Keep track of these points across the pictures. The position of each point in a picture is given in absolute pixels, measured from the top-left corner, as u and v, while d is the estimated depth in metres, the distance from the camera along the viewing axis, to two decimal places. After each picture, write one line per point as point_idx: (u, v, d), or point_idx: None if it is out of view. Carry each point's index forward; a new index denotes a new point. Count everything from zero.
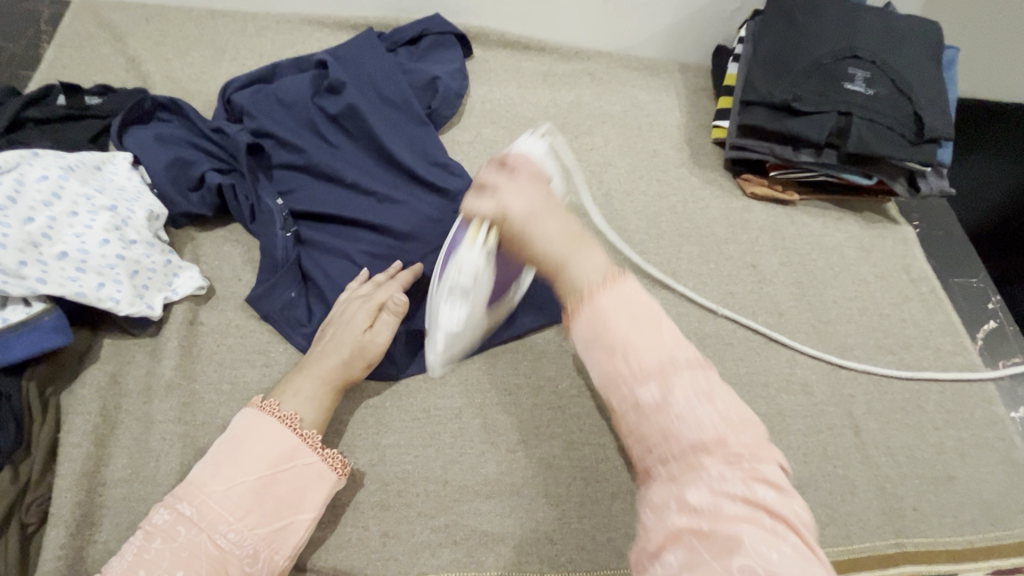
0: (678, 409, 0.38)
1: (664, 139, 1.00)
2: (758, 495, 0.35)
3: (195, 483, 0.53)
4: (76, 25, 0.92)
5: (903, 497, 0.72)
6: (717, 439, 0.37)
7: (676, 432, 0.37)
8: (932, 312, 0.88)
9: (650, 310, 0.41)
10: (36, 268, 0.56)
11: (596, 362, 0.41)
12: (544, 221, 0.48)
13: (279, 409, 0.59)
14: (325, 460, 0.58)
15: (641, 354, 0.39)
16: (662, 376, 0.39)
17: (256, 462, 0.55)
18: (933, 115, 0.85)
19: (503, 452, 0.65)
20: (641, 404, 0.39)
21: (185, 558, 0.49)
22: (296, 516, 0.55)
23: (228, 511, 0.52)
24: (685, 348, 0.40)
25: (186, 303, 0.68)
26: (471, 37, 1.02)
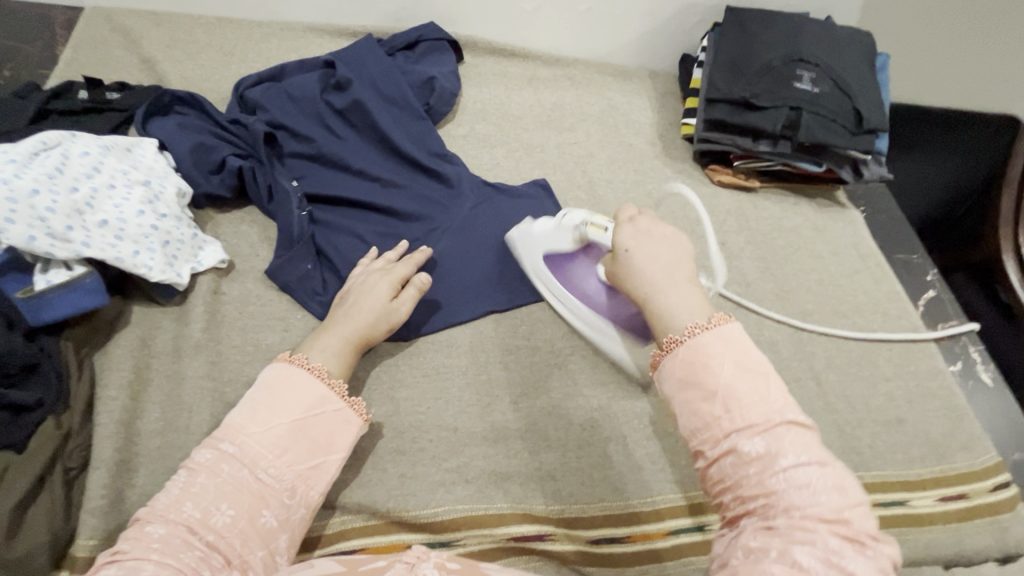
0: (785, 473, 0.43)
1: (639, 135, 1.10)
2: (865, 566, 0.39)
3: (234, 427, 0.58)
4: (90, 29, 0.98)
5: (861, 437, 0.81)
6: (828, 518, 0.41)
7: (785, 500, 0.43)
8: (879, 282, 0.99)
9: (757, 364, 0.49)
10: (81, 233, 0.61)
11: (695, 408, 0.48)
12: (650, 265, 0.57)
13: (308, 362, 0.63)
14: (352, 407, 0.63)
15: (747, 411, 0.46)
16: (766, 431, 0.45)
17: (291, 407, 0.60)
18: (870, 109, 0.98)
19: (507, 402, 0.72)
20: (743, 451, 0.45)
21: (229, 491, 0.54)
22: (328, 457, 0.60)
23: (267, 450, 0.57)
24: (792, 415, 0.46)
25: (209, 275, 0.73)
26: (462, 45, 1.12)
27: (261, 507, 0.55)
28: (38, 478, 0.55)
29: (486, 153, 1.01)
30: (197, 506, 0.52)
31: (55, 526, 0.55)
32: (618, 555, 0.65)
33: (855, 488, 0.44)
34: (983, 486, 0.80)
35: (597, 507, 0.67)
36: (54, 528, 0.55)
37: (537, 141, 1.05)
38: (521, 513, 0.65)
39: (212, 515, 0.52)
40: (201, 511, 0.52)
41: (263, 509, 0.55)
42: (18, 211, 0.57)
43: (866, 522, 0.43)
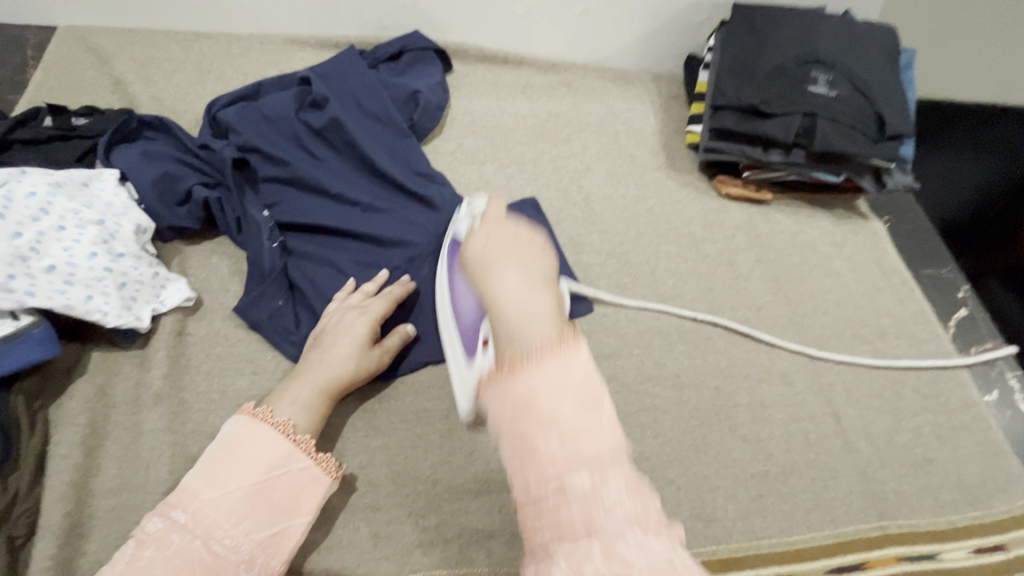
0: (549, 404, 0.41)
1: (641, 144, 1.03)
2: (630, 505, 0.39)
3: (189, 492, 0.53)
4: (62, 50, 0.94)
5: (884, 481, 0.74)
6: (618, 474, 0.39)
7: (606, 536, 0.38)
8: (905, 302, 0.91)
9: (588, 384, 0.42)
10: (24, 281, 0.57)
11: (524, 434, 0.41)
12: (526, 298, 0.47)
13: (273, 416, 0.59)
14: (320, 464, 0.58)
15: (575, 440, 0.40)
16: (593, 464, 0.39)
17: (251, 469, 0.55)
18: (894, 113, 0.89)
19: (492, 449, 0.67)
20: (571, 487, 0.39)
21: (178, 566, 0.50)
22: (292, 522, 0.55)
23: (223, 518, 0.53)
24: (616, 434, 0.41)
25: (174, 315, 0.69)
26: (451, 53, 1.06)
27: None
28: None
29: (476, 169, 0.95)
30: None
31: None
32: None
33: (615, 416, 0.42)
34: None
35: None
36: None
37: (530, 154, 0.98)
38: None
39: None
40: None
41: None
42: None
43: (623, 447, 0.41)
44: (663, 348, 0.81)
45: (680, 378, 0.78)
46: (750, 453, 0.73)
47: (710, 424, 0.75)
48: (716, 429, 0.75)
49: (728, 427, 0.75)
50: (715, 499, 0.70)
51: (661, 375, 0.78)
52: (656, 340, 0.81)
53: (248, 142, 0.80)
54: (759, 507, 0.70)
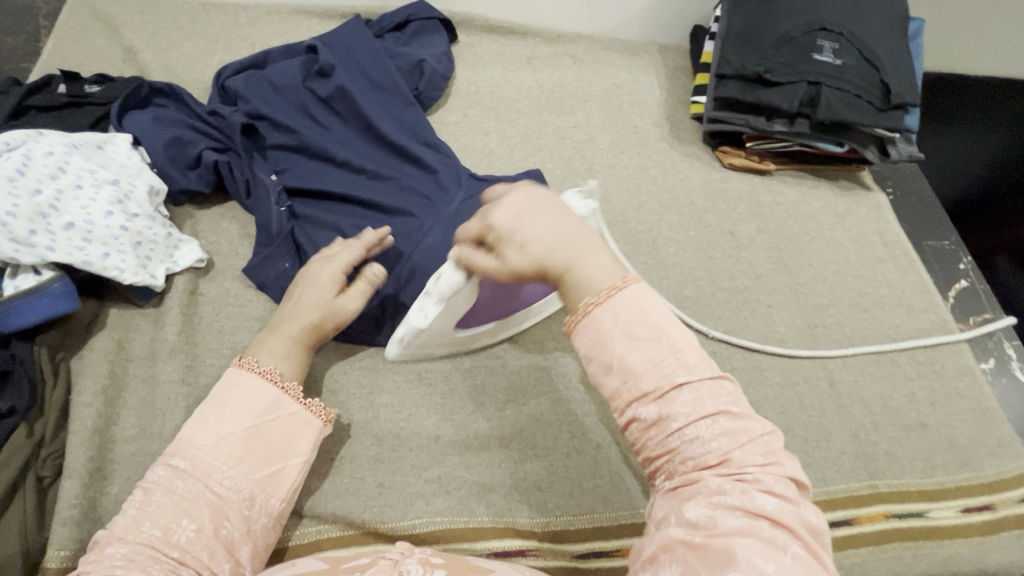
0: (689, 438, 0.44)
1: (645, 115, 1.03)
2: (758, 508, 0.41)
3: (185, 442, 0.55)
4: (72, 18, 0.95)
5: (876, 443, 0.75)
6: (682, 402, 0.44)
7: (679, 453, 0.44)
8: (904, 272, 0.92)
9: (650, 325, 0.46)
10: (46, 237, 0.59)
11: (601, 380, 0.47)
12: (539, 220, 0.50)
13: (256, 364, 0.60)
14: (309, 409, 0.60)
15: (640, 378, 0.45)
16: (659, 394, 0.45)
17: (242, 416, 0.56)
18: (899, 83, 0.89)
19: (492, 408, 0.70)
20: (642, 416, 0.45)
21: (188, 506, 0.52)
22: (286, 461, 0.57)
23: (221, 461, 0.54)
24: (687, 375, 0.45)
25: (187, 275, 0.71)
26: (456, 23, 1.06)
27: (221, 521, 0.52)
28: (9, 488, 0.55)
29: (480, 139, 0.96)
30: (155, 526, 0.50)
31: (28, 535, 0.54)
32: (603, 569, 0.63)
33: (758, 426, 0.45)
34: (1012, 496, 0.74)
35: (584, 520, 0.64)
36: (27, 537, 0.54)
37: (534, 125, 0.99)
38: (503, 525, 0.63)
39: (172, 533, 0.50)
40: (161, 530, 0.50)
41: (226, 520, 0.53)
42: None
43: (779, 458, 0.45)
44: None
45: None
46: None
47: None
48: None
49: None
50: None
51: None
52: None
53: (257, 109, 0.82)
54: None
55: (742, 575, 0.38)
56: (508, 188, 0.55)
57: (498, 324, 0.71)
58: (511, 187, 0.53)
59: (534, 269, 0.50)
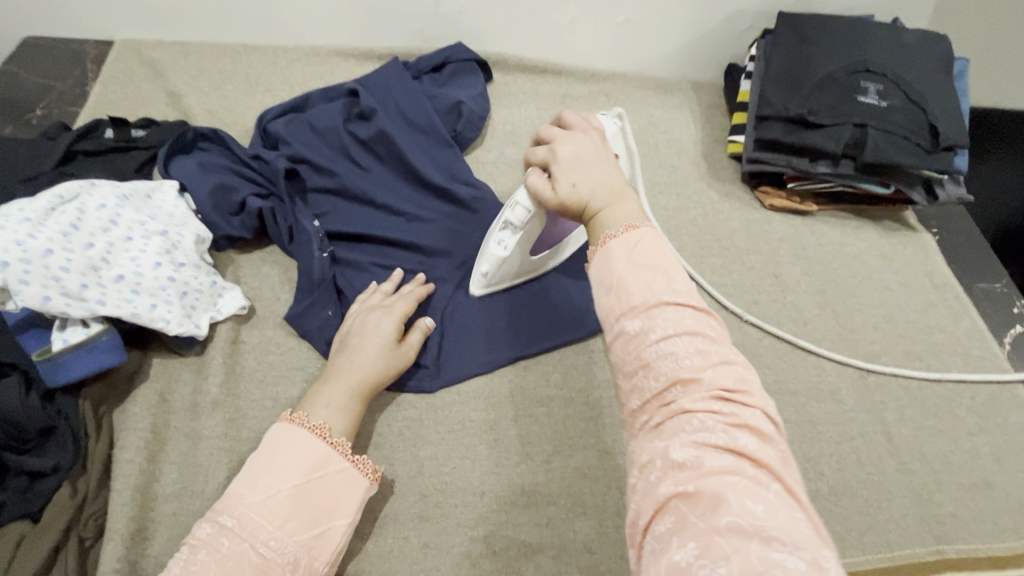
0: (665, 354, 0.43)
1: (682, 154, 1.02)
2: (739, 444, 0.39)
3: (232, 498, 0.54)
4: (118, 63, 0.97)
5: (940, 504, 0.71)
6: (665, 317, 0.44)
7: (656, 370, 0.43)
8: (956, 318, 0.89)
9: (652, 256, 0.48)
10: (96, 290, 0.59)
11: (598, 301, 0.48)
12: (592, 168, 0.57)
13: (304, 419, 0.59)
14: (356, 466, 0.58)
15: (631, 295, 0.46)
16: (644, 311, 0.45)
17: (289, 473, 0.55)
18: (948, 124, 0.87)
19: (538, 462, 0.67)
20: (627, 330, 0.45)
21: (228, 567, 0.50)
22: (332, 523, 0.55)
23: (267, 520, 0.53)
24: (678, 295, 0.46)
25: (229, 323, 0.70)
26: (491, 63, 1.06)
27: None
28: (52, 551, 0.53)
29: (517, 178, 0.95)
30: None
31: None
32: None
33: (733, 356, 0.44)
34: None
35: None
36: None
37: None
38: None
39: None
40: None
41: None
42: (31, 273, 0.55)
43: (754, 392, 0.43)
44: None
45: None
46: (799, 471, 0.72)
47: None
48: None
49: None
50: None
51: None
52: None
53: (298, 153, 0.82)
54: None
55: (735, 521, 0.35)
56: (564, 130, 0.61)
57: (554, 250, 0.78)
58: (563, 138, 0.60)
59: (577, 203, 0.55)
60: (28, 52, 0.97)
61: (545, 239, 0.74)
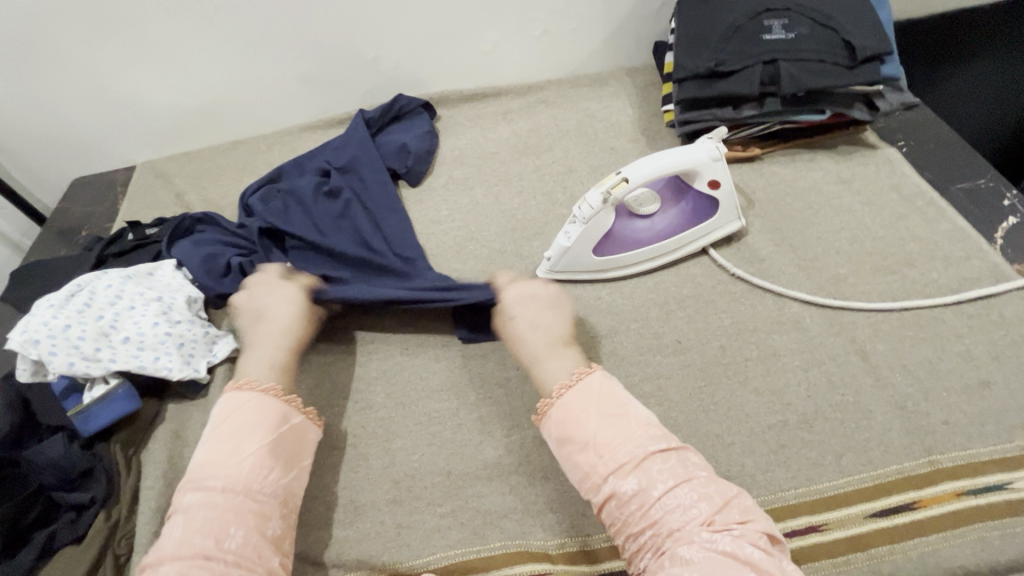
0: (669, 501, 0.51)
1: (621, 136, 1.07)
2: (743, 552, 0.48)
3: (214, 463, 0.58)
4: (139, 181, 1.18)
5: (929, 414, 0.67)
6: (654, 468, 0.53)
7: (662, 516, 0.51)
8: (933, 223, 0.84)
9: (617, 406, 0.58)
10: (108, 351, 0.73)
11: (577, 461, 0.56)
12: None
13: (253, 385, 0.66)
14: (309, 417, 0.68)
15: (613, 451, 0.55)
16: (636, 468, 0.53)
17: (257, 431, 0.61)
18: (864, 37, 0.86)
19: (499, 437, 0.72)
20: (621, 491, 0.53)
21: (232, 516, 0.55)
22: (298, 468, 0.63)
23: (255, 472, 0.59)
24: (656, 445, 0.55)
25: (226, 364, 0.83)
26: (435, 102, 1.18)
27: (266, 522, 0.58)
28: (92, 565, 0.65)
29: (467, 193, 1.04)
30: (207, 535, 0.54)
31: None
32: None
33: (720, 483, 0.54)
34: None
35: (601, 538, 0.63)
36: None
37: (516, 170, 1.06)
38: (517, 549, 0.63)
39: (224, 540, 0.54)
40: (212, 538, 0.54)
41: (267, 521, 0.58)
42: (57, 344, 0.70)
43: (753, 514, 0.52)
44: (661, 317, 0.80)
45: (681, 343, 0.77)
46: (765, 405, 0.70)
47: (720, 382, 0.73)
48: (726, 386, 0.72)
49: (739, 381, 0.72)
50: (730, 457, 0.67)
51: (662, 344, 0.77)
52: (652, 310, 0.81)
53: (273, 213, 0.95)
54: (783, 458, 0.66)
55: None
56: None
57: (619, 259, 0.82)
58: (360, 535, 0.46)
59: None
60: (75, 190, 1.21)
61: (612, 240, 0.81)
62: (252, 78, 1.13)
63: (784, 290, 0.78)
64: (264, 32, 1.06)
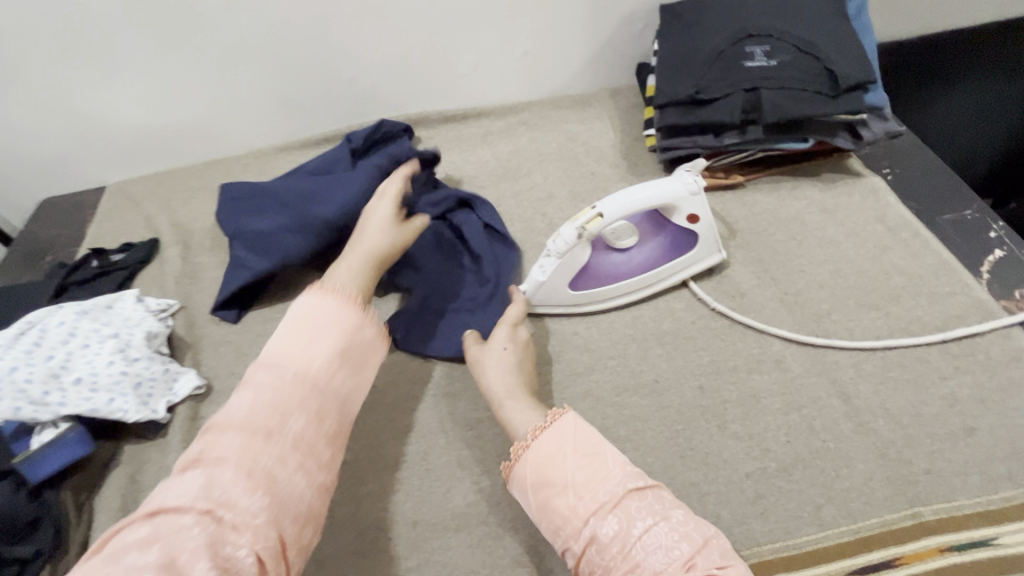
0: (650, 544, 0.49)
1: (602, 160, 1.05)
2: None
3: (294, 351, 0.57)
4: (108, 203, 1.15)
5: (913, 462, 0.64)
6: (631, 509, 0.51)
7: (643, 562, 0.48)
8: (918, 256, 0.82)
9: (591, 444, 0.56)
10: (58, 394, 0.70)
11: (553, 504, 0.54)
12: None
13: (339, 291, 0.64)
14: (379, 328, 0.65)
15: (590, 492, 0.53)
16: (614, 508, 0.51)
17: (331, 330, 0.60)
18: (847, 65, 0.84)
19: (469, 484, 0.69)
20: (600, 535, 0.50)
21: (293, 396, 0.54)
22: (367, 375, 0.62)
23: (324, 365, 0.58)
24: (633, 482, 0.53)
25: (187, 403, 0.79)
26: (414, 123, 1.16)
27: (322, 413, 0.56)
28: None
29: None
30: (270, 413, 0.52)
31: None
32: None
33: (704, 525, 0.51)
34: None
35: None
36: None
37: (495, 195, 1.03)
38: None
39: (280, 422, 0.52)
40: (272, 421, 0.52)
41: (325, 416, 0.56)
42: (3, 389, 0.67)
43: (736, 558, 0.49)
44: (639, 354, 0.78)
45: (659, 383, 0.74)
46: (743, 451, 0.67)
47: (698, 426, 0.70)
48: (703, 430, 0.70)
49: (717, 425, 0.70)
50: (707, 508, 0.64)
51: (639, 383, 0.75)
52: (630, 347, 0.78)
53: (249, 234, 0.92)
54: (760, 509, 0.63)
55: None
56: None
57: (598, 293, 0.80)
58: None
59: None
60: (42, 211, 1.18)
61: (590, 274, 0.79)
62: (226, 97, 1.10)
63: (765, 327, 0.76)
64: (238, 53, 1.03)
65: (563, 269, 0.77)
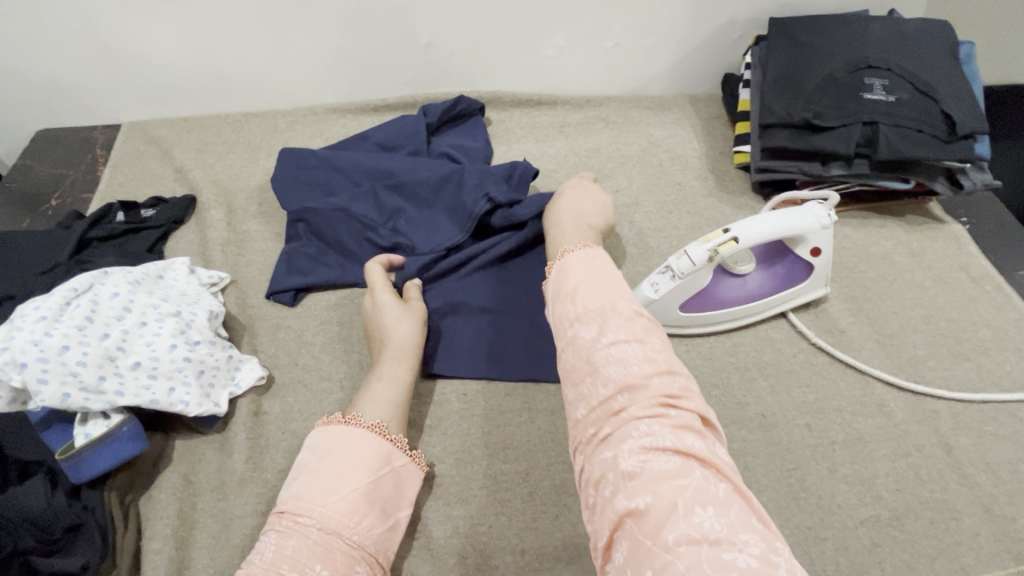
0: (613, 358, 0.49)
1: (687, 171, 1.01)
2: (688, 448, 0.42)
3: (313, 494, 0.52)
4: (127, 146, 1.00)
5: (1016, 519, 0.66)
6: (624, 350, 0.49)
7: (612, 393, 0.47)
8: (1003, 310, 0.84)
9: (604, 267, 0.58)
10: (114, 381, 0.59)
11: (556, 327, 0.56)
12: None
13: (360, 420, 0.60)
14: (414, 459, 0.62)
15: (585, 297, 0.54)
16: (597, 315, 0.52)
17: (361, 470, 0.56)
18: (962, 111, 0.84)
19: (577, 512, 0.64)
20: (580, 337, 0.52)
21: (322, 551, 0.49)
22: (398, 513, 0.58)
23: (348, 517, 0.52)
24: (626, 303, 0.53)
25: (249, 396, 0.70)
26: (485, 103, 1.07)
27: (354, 565, 0.51)
28: None
29: None
30: (294, 568, 0.48)
31: None
32: None
33: (680, 366, 0.49)
34: None
35: None
36: None
37: None
38: None
39: None
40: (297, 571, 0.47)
41: (357, 565, 0.51)
42: (50, 370, 0.56)
43: (697, 400, 0.47)
44: (743, 386, 0.75)
45: (766, 418, 0.72)
46: (855, 496, 0.67)
47: (807, 466, 0.69)
48: (813, 470, 0.69)
49: (827, 467, 0.69)
50: (824, 553, 0.63)
51: (746, 417, 0.73)
52: (733, 377, 0.76)
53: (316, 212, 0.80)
54: (876, 558, 0.63)
55: (682, 534, 0.37)
56: None
57: (711, 316, 0.77)
58: None
59: None
60: (42, 144, 1.01)
61: (703, 297, 0.75)
62: (277, 43, 0.96)
63: (869, 369, 0.76)
64: None
65: (679, 290, 0.73)
